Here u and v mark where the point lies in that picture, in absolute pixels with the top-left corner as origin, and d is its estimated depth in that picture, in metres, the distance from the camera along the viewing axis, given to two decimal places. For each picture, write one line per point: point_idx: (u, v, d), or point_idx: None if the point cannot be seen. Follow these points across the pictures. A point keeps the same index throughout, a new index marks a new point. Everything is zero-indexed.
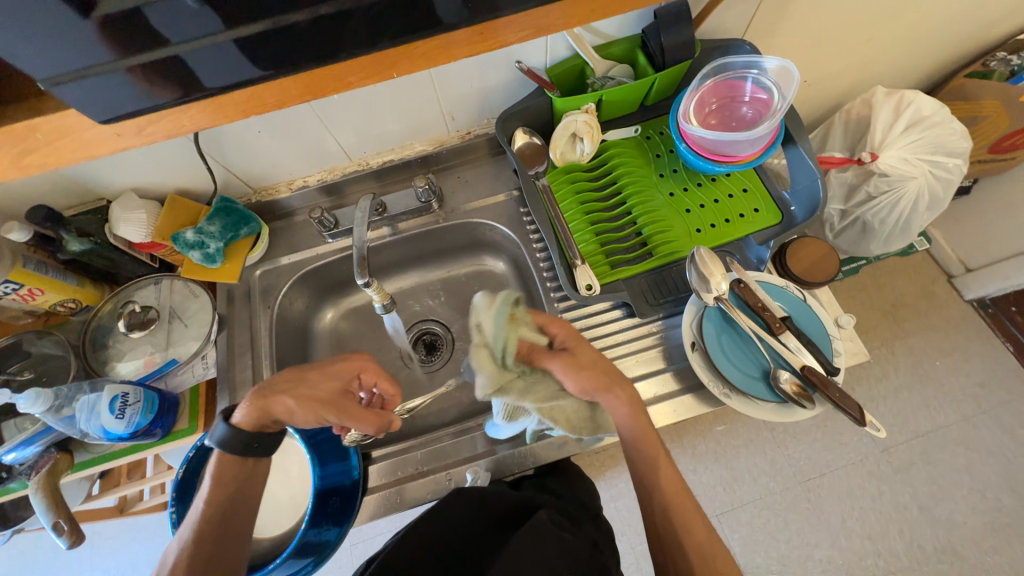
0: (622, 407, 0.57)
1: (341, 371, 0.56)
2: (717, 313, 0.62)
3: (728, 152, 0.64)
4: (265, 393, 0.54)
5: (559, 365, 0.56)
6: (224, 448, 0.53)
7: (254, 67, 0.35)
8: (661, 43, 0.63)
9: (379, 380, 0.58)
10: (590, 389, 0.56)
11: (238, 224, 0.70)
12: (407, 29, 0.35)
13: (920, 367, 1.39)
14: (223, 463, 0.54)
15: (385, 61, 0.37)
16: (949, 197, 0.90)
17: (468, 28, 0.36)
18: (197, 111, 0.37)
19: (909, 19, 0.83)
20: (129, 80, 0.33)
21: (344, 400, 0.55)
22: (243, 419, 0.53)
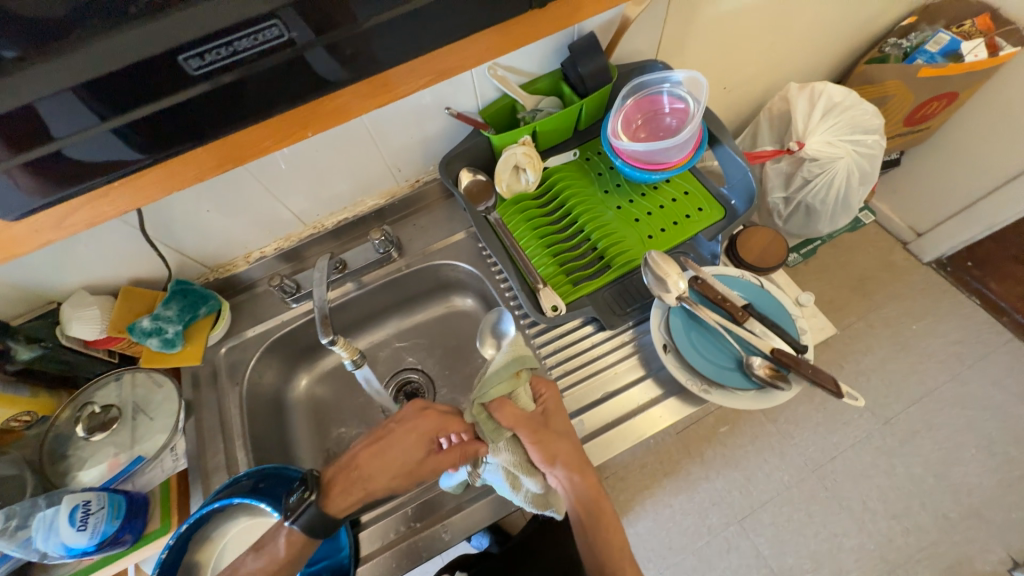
0: (588, 486, 0.58)
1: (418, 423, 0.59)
2: (682, 312, 0.63)
3: (661, 160, 0.68)
4: (349, 470, 0.56)
5: (534, 433, 0.58)
6: (306, 530, 0.52)
7: None
8: (579, 73, 0.68)
9: (457, 427, 0.60)
10: (554, 456, 0.58)
11: (197, 304, 0.69)
12: None
13: (899, 335, 1.42)
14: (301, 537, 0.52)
15: None
16: (877, 170, 0.97)
17: None
18: (152, 176, 0.48)
19: (801, 22, 0.92)
20: None
21: (427, 462, 0.58)
22: (332, 502, 0.54)
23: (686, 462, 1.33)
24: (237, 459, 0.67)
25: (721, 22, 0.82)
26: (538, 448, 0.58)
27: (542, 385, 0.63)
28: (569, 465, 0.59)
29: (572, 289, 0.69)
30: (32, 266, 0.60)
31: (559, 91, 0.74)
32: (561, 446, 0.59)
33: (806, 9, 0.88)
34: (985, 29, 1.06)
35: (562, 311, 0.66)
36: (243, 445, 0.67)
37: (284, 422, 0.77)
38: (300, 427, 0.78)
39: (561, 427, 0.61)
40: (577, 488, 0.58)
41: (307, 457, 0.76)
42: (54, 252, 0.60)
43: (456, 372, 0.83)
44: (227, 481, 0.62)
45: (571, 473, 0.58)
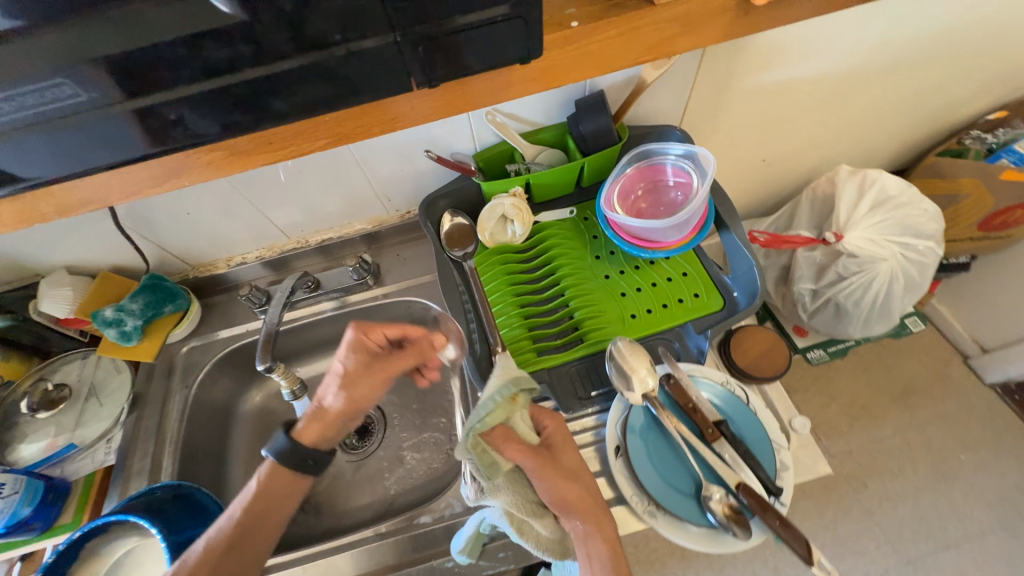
0: (603, 535, 0.47)
1: (353, 345, 0.55)
2: (645, 413, 0.55)
3: (655, 238, 0.62)
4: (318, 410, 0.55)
5: (540, 465, 0.49)
6: (280, 459, 0.53)
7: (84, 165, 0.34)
8: (581, 131, 0.63)
9: (404, 328, 0.58)
10: (566, 494, 0.49)
11: (163, 301, 0.70)
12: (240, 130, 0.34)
13: (941, 463, 1.22)
14: (274, 476, 0.53)
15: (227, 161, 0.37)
16: (926, 279, 0.85)
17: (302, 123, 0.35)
18: None
19: (860, 102, 0.82)
20: None
21: (383, 361, 0.56)
22: (305, 429, 0.55)
23: None
24: (162, 465, 0.65)
25: (759, 95, 0.74)
26: (545, 482, 0.49)
27: (543, 415, 0.55)
28: (581, 505, 0.49)
29: (534, 358, 0.63)
30: (16, 243, 0.63)
31: (564, 145, 0.69)
32: (570, 483, 0.50)
33: (866, 89, 0.79)
34: None
35: None
36: (171, 452, 0.66)
37: (227, 432, 0.76)
38: (242, 440, 0.76)
39: (570, 463, 0.52)
40: (596, 538, 0.47)
41: (240, 473, 0.74)
42: (37, 233, 0.62)
43: (410, 415, 0.79)
44: (144, 488, 0.61)
45: (586, 515, 0.48)
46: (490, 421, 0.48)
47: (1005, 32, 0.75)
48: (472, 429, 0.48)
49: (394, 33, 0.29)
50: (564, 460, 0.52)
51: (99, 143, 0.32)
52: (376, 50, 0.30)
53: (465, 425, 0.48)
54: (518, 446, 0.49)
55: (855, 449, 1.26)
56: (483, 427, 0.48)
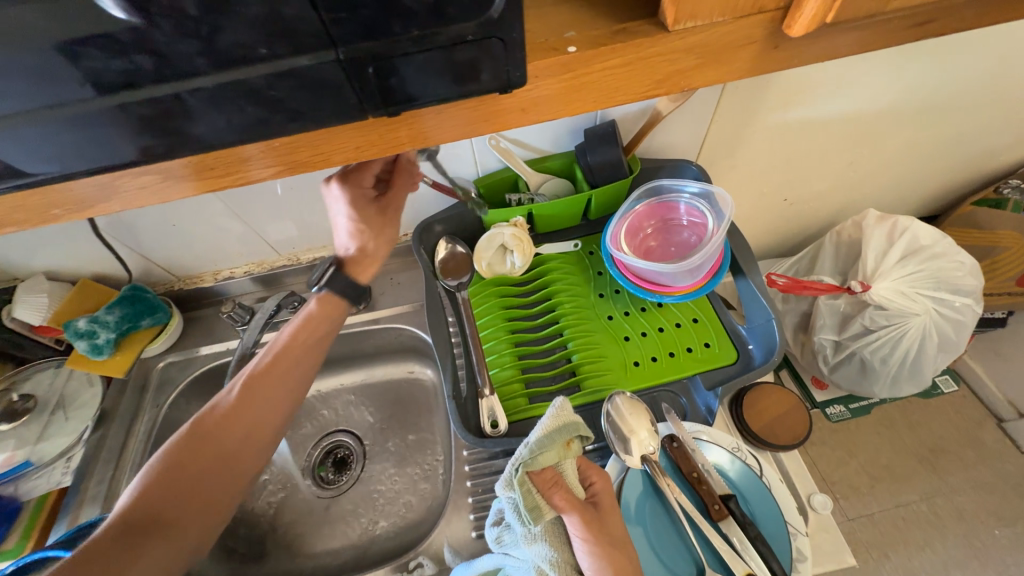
0: None
1: (349, 199, 0.53)
2: (643, 480, 0.49)
3: (664, 282, 0.57)
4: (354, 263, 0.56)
5: (586, 526, 0.41)
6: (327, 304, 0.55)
7: None
8: (589, 163, 0.59)
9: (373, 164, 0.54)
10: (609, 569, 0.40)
11: (141, 314, 0.67)
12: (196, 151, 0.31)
13: (973, 537, 1.11)
14: (308, 321, 0.54)
15: None
16: (962, 339, 0.78)
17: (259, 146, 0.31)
18: None
19: (892, 145, 0.77)
20: None
21: (386, 201, 0.55)
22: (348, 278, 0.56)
23: None
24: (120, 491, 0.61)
25: (783, 133, 0.70)
26: (591, 550, 0.40)
27: (591, 468, 0.46)
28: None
29: (526, 404, 0.58)
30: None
31: (572, 175, 0.65)
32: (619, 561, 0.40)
33: (899, 132, 0.74)
34: None
35: (501, 428, 0.56)
36: (131, 478, 0.62)
37: None
38: None
39: (620, 531, 0.43)
40: None
41: None
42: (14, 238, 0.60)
43: (392, 450, 0.74)
44: (97, 516, 0.56)
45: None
46: (542, 460, 0.43)
47: None
48: (521, 460, 0.43)
49: (334, 49, 0.24)
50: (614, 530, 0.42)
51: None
52: (315, 69, 0.25)
53: (513, 459, 0.43)
54: (566, 497, 0.42)
55: (876, 513, 1.16)
56: (534, 463, 0.43)
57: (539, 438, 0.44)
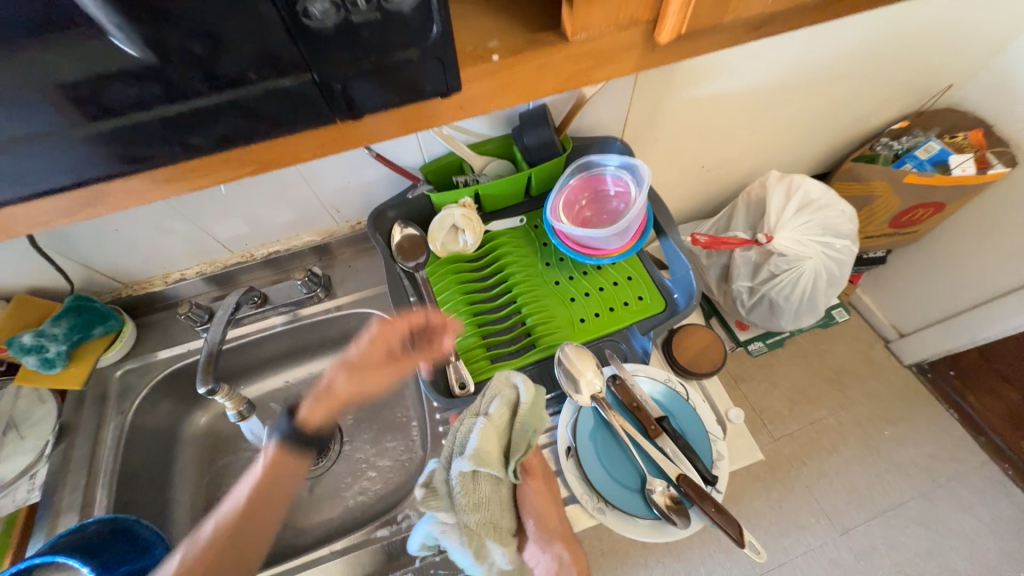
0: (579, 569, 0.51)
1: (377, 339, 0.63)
2: (593, 413, 0.58)
3: (599, 246, 0.65)
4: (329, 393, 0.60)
5: (539, 484, 0.53)
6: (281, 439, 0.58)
7: None
8: (525, 144, 0.65)
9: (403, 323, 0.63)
10: (550, 530, 0.51)
11: (92, 323, 0.66)
12: None
13: (869, 438, 1.35)
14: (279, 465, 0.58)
15: None
16: (846, 274, 0.93)
17: None
18: None
19: (786, 113, 0.89)
20: None
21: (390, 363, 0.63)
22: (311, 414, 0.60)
23: (627, 546, 1.24)
24: (95, 498, 0.61)
25: (694, 107, 0.79)
26: (540, 504, 0.52)
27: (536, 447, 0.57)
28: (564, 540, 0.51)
29: (488, 366, 0.65)
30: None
31: (511, 155, 0.71)
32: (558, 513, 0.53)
33: (790, 101, 0.86)
34: (978, 144, 1.03)
35: (468, 389, 0.62)
36: (105, 485, 0.62)
37: (171, 457, 0.72)
38: (187, 464, 0.73)
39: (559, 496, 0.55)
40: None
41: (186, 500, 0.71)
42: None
43: (368, 426, 0.78)
44: (74, 525, 0.57)
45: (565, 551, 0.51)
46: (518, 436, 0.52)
47: (903, 50, 0.83)
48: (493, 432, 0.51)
49: (312, 70, 0.28)
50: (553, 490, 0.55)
51: None
52: (296, 88, 0.28)
53: (486, 429, 0.50)
54: (529, 466, 0.54)
55: (795, 431, 1.36)
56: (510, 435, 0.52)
57: (517, 415, 0.52)
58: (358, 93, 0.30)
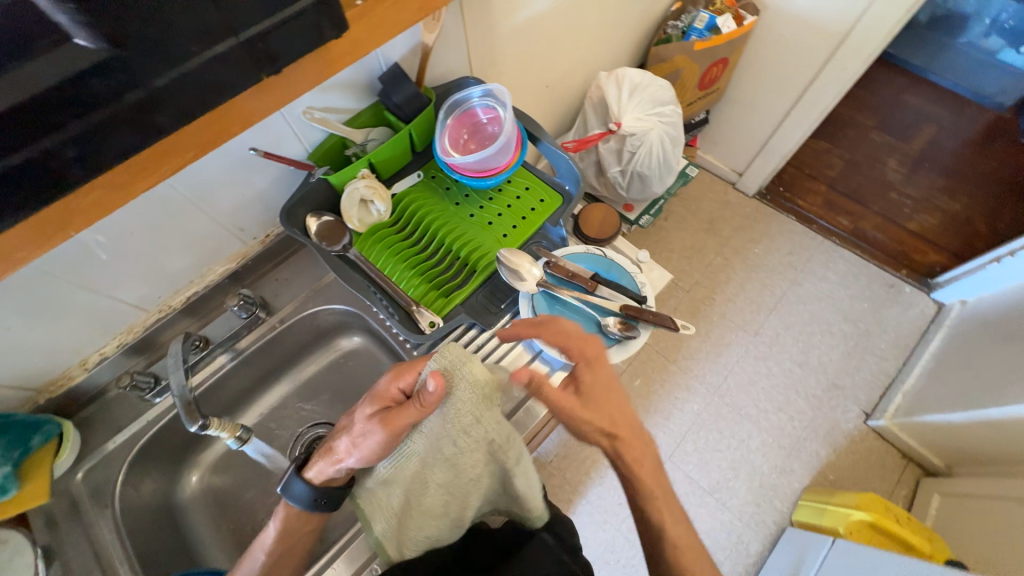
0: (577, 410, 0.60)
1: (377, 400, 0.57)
2: (543, 294, 0.70)
3: (492, 166, 0.75)
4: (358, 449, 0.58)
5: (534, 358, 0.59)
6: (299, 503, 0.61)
7: None
8: (395, 103, 0.71)
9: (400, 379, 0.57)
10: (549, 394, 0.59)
11: (26, 435, 0.60)
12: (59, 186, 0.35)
13: (748, 260, 1.69)
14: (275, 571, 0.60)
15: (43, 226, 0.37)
16: (681, 133, 1.15)
17: (139, 159, 0.38)
18: None
19: (592, 19, 1.05)
20: None
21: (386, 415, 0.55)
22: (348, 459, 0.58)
23: None
24: None
25: (521, 33, 0.90)
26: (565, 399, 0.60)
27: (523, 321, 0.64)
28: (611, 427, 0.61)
29: (446, 301, 0.73)
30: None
31: (386, 120, 0.76)
32: (605, 410, 0.61)
33: (592, 7, 1.01)
34: (731, 5, 1.31)
35: (439, 324, 0.70)
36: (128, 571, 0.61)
37: (180, 527, 0.72)
38: (201, 525, 0.73)
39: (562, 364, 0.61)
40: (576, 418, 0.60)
41: (216, 554, 0.72)
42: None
43: None
44: None
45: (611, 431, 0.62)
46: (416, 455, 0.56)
47: None
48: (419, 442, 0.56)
49: (238, 36, 0.35)
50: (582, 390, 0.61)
51: None
52: (230, 53, 0.36)
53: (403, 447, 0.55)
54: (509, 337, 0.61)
55: (698, 278, 1.66)
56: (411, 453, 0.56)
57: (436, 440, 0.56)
58: (279, 57, 0.39)
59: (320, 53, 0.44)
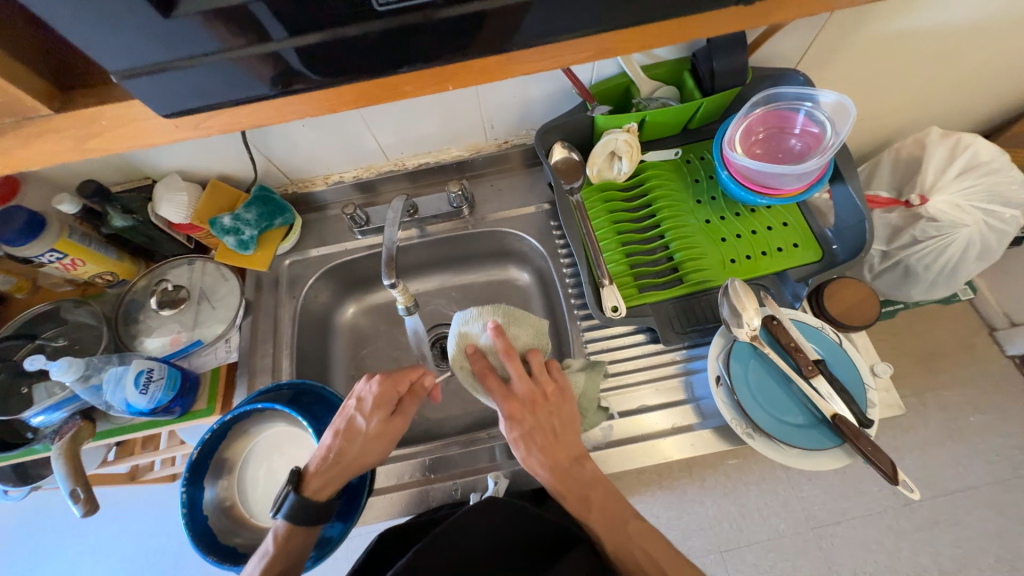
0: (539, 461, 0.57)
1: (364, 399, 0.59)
2: (747, 348, 0.61)
3: (771, 184, 0.63)
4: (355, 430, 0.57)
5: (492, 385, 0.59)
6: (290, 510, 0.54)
7: (279, 84, 0.35)
8: (712, 68, 0.62)
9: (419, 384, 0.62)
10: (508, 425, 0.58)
11: (274, 214, 0.73)
12: (451, 50, 0.35)
13: None
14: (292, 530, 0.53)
15: (390, 85, 0.38)
16: (1002, 248, 0.86)
17: (511, 52, 0.37)
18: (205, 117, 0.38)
19: (978, 62, 0.78)
20: (196, 76, 0.33)
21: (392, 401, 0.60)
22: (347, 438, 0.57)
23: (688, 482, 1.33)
24: (283, 365, 0.71)
25: (882, 43, 0.72)
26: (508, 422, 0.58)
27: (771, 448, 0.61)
28: (557, 471, 0.57)
29: (637, 294, 0.67)
30: (135, 95, 0.34)
31: (680, 82, 0.69)
32: (553, 451, 0.58)
33: (993, 45, 0.75)
34: None
35: (621, 313, 0.64)
36: (290, 357, 0.72)
37: (327, 343, 0.81)
38: (340, 350, 0.82)
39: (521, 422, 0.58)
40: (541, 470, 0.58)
41: (339, 379, 0.80)
42: (141, 78, 0.32)
43: None
44: (271, 384, 0.67)
45: (558, 476, 0.57)
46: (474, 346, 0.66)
47: None
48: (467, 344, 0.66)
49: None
50: (556, 420, 0.59)
51: (182, 91, 0.34)
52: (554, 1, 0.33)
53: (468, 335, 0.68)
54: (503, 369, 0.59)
55: None
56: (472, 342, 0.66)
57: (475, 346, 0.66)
58: (531, 24, 0.34)
59: (571, 43, 0.38)
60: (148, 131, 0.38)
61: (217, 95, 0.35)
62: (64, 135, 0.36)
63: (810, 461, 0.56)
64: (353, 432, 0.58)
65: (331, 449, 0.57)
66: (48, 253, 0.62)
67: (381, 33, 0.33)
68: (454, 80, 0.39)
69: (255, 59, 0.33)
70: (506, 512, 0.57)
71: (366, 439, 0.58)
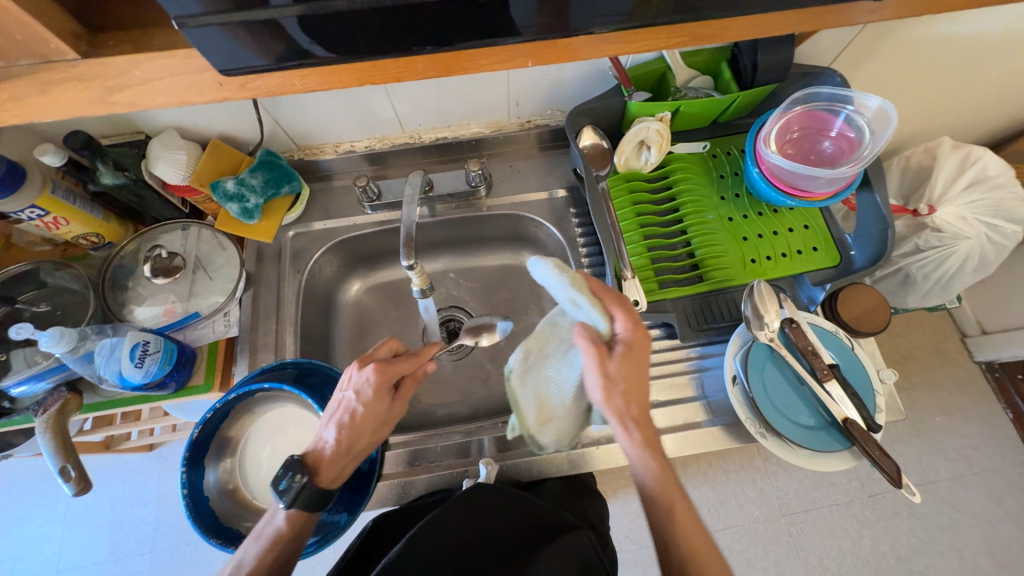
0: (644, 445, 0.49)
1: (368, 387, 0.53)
2: (764, 350, 0.61)
3: (802, 187, 0.62)
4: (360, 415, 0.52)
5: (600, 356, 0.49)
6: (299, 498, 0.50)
7: (326, 48, 0.32)
8: (755, 61, 0.60)
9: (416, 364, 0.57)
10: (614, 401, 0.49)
11: (280, 181, 0.69)
12: (519, 25, 0.33)
13: None
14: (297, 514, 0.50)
15: (445, 63, 0.35)
16: (998, 262, 0.89)
17: (579, 33, 0.34)
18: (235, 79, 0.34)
19: (998, 76, 0.79)
20: (239, 33, 0.30)
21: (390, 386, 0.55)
22: (351, 426, 0.52)
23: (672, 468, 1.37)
24: (286, 343, 0.68)
25: (914, 49, 0.71)
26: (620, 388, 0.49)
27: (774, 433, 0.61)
28: (633, 421, 0.50)
29: (657, 288, 0.66)
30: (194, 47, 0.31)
31: (716, 73, 0.67)
32: (635, 400, 0.50)
33: (1016, 61, 0.76)
34: None
35: (641, 307, 0.63)
36: (293, 334, 0.69)
37: (330, 320, 0.78)
38: (343, 328, 0.79)
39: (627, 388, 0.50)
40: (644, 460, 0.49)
41: (342, 358, 0.78)
42: (197, 31, 0.29)
43: None
44: (274, 362, 0.64)
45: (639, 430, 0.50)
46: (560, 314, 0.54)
47: None
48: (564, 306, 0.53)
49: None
50: (641, 370, 0.50)
51: (228, 49, 0.31)
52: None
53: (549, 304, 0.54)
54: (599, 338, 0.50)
55: None
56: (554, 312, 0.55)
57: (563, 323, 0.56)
58: (599, 8, 0.32)
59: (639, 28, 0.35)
60: (172, 87, 0.34)
61: (268, 54, 0.32)
62: (86, 86, 0.32)
63: (817, 461, 0.57)
64: (357, 422, 0.52)
65: (337, 442, 0.52)
66: (28, 209, 0.57)
67: (392, 10, 0.30)
68: (535, 57, 0.36)
69: (264, 31, 0.30)
70: (508, 499, 0.53)
71: (373, 424, 0.54)
